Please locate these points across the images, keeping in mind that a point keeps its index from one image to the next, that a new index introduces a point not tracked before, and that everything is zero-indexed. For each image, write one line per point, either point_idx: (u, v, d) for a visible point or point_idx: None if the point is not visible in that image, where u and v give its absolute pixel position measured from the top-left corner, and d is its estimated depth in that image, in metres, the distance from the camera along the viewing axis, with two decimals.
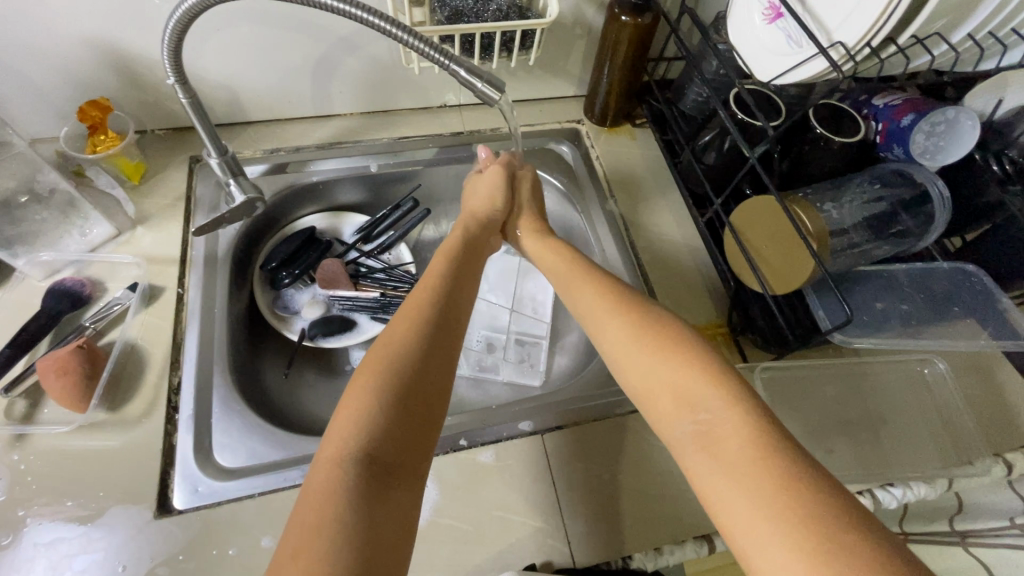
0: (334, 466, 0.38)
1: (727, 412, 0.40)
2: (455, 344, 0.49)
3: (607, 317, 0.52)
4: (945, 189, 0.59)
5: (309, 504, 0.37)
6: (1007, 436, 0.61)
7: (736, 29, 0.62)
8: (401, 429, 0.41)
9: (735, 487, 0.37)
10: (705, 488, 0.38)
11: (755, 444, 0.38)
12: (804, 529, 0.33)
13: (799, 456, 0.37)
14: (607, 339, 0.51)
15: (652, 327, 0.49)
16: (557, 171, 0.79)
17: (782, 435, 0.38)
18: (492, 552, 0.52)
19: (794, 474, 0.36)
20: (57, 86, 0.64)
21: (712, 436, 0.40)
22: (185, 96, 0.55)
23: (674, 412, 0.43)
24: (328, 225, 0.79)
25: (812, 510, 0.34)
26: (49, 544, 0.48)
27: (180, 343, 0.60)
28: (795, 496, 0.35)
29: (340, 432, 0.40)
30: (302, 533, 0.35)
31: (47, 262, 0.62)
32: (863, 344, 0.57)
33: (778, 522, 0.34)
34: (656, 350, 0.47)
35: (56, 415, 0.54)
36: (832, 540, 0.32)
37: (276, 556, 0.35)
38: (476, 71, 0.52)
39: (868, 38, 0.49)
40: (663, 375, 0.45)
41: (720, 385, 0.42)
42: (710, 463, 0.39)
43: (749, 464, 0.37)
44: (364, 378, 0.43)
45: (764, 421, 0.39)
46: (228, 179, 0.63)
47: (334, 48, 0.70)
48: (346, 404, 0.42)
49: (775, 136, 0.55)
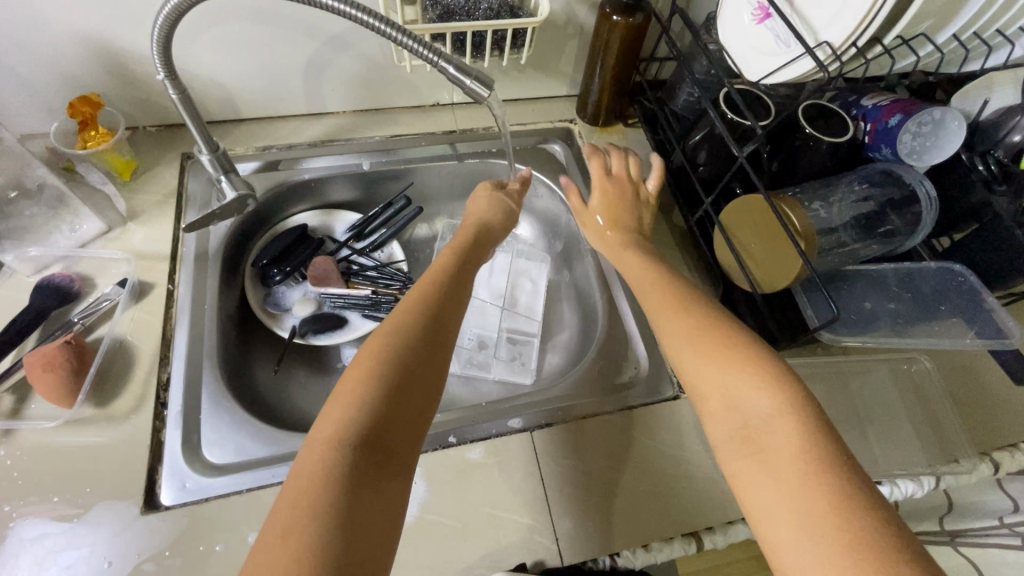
0: (330, 449, 0.38)
1: (780, 420, 0.40)
2: (451, 341, 0.49)
3: (663, 312, 0.51)
4: (933, 190, 0.59)
5: (300, 484, 0.37)
6: (992, 434, 0.61)
7: (726, 29, 0.63)
8: (399, 423, 0.41)
9: (774, 495, 0.37)
10: (751, 495, 0.39)
11: (807, 459, 0.37)
12: (853, 548, 0.33)
13: (854, 476, 0.36)
14: (663, 328, 0.50)
15: (704, 322, 0.48)
16: (549, 171, 0.80)
17: (837, 453, 0.38)
18: (480, 549, 0.52)
19: (844, 492, 0.35)
20: (48, 81, 0.64)
21: (762, 442, 0.40)
22: (175, 92, 0.55)
23: (721, 414, 0.43)
24: (320, 223, 0.79)
25: (865, 532, 0.33)
26: (34, 540, 0.47)
27: (170, 339, 0.60)
28: (845, 516, 0.34)
29: (338, 414, 0.40)
30: (293, 517, 0.35)
31: (35, 257, 0.61)
32: (851, 342, 0.59)
33: (822, 540, 0.34)
34: (713, 345, 0.46)
35: (43, 410, 0.54)
36: (881, 564, 0.32)
37: (263, 536, 0.35)
38: (465, 69, 0.52)
39: (854, 38, 0.49)
40: (714, 371, 0.44)
41: (773, 391, 0.41)
42: (758, 472, 0.39)
43: (798, 478, 0.37)
44: (365, 363, 0.43)
45: (819, 433, 0.39)
46: (219, 175, 0.63)
47: (326, 46, 0.70)
48: (342, 386, 0.42)
49: (763, 136, 0.56)
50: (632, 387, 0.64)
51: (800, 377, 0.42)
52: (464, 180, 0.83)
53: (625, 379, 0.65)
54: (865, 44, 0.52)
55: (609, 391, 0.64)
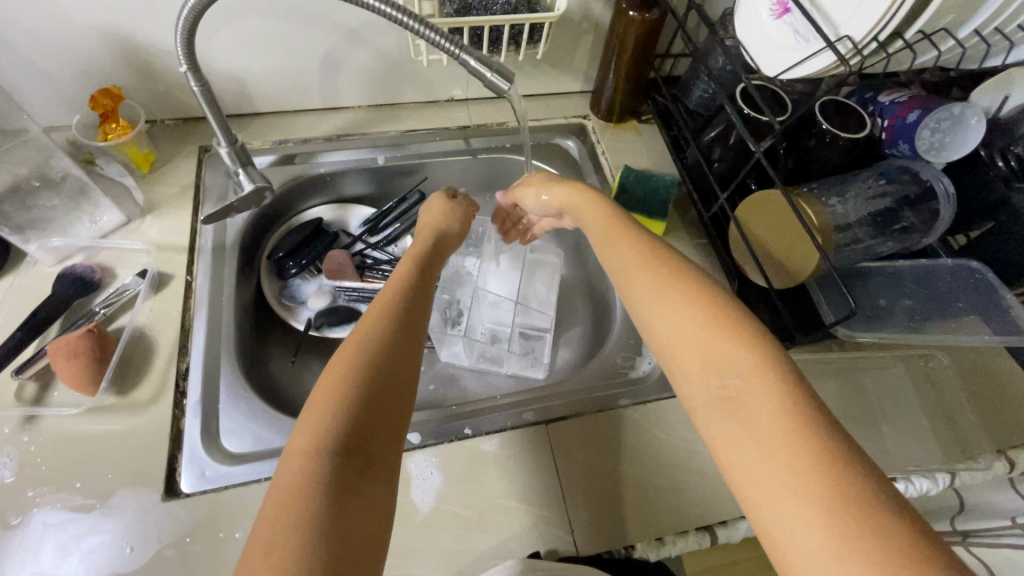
0: (309, 460, 0.37)
1: (758, 377, 0.39)
2: (422, 333, 0.49)
3: (639, 269, 0.50)
4: (950, 186, 0.61)
5: (280, 499, 0.35)
6: (1008, 433, 0.61)
7: (744, 25, 0.63)
8: (382, 426, 0.41)
9: (757, 462, 0.36)
10: (732, 464, 0.37)
11: (789, 415, 0.36)
12: (840, 512, 0.32)
13: (833, 429, 0.35)
14: (636, 291, 0.50)
15: (678, 282, 0.47)
16: (561, 166, 0.80)
17: (816, 408, 0.37)
18: (495, 540, 0.53)
19: (827, 449, 0.34)
20: (70, 74, 0.65)
21: (742, 405, 0.38)
22: (196, 85, 0.55)
23: (697, 374, 0.42)
24: (334, 217, 0.80)
25: (854, 494, 0.32)
26: (58, 525, 0.48)
27: (188, 330, 0.60)
28: (831, 473, 0.33)
29: (314, 425, 0.39)
30: (276, 528, 0.34)
31: (58, 248, 0.62)
32: (866, 338, 0.58)
33: (810, 499, 0.33)
34: (689, 303, 0.45)
35: (66, 398, 0.55)
36: (872, 525, 0.31)
37: (247, 550, 0.34)
38: (485, 62, 0.52)
39: (875, 32, 0.49)
40: (692, 332, 0.43)
41: (750, 348, 0.41)
42: (739, 437, 0.37)
43: (781, 436, 0.35)
44: (341, 367, 0.42)
45: (794, 392, 0.38)
46: (236, 168, 0.63)
47: (343, 40, 0.71)
48: (317, 399, 0.41)
49: (781, 131, 0.56)
50: (646, 382, 0.64)
51: (773, 336, 0.42)
52: (478, 176, 0.83)
53: (639, 374, 0.66)
54: (885, 39, 0.52)
55: (622, 385, 0.64)
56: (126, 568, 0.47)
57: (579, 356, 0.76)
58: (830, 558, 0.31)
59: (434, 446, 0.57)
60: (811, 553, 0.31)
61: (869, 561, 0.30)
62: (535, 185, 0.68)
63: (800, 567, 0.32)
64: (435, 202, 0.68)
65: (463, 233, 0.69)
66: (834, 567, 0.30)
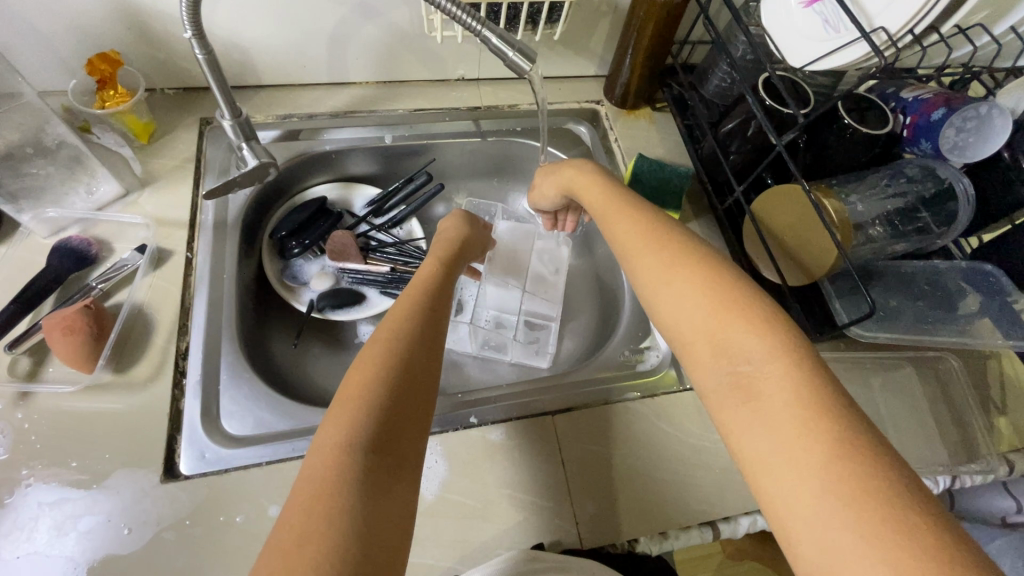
0: (342, 454, 0.36)
1: (773, 364, 0.38)
2: (433, 319, 0.48)
3: (646, 252, 0.49)
4: (969, 187, 0.59)
5: (309, 493, 0.34)
6: (1012, 436, 0.62)
7: (770, 13, 0.60)
8: (404, 411, 0.40)
9: (772, 454, 0.35)
10: (749, 456, 0.36)
11: (805, 404, 0.35)
12: (858, 502, 0.31)
13: (853, 418, 0.35)
14: (642, 276, 0.48)
15: (684, 264, 0.46)
16: (573, 153, 0.78)
17: (835, 396, 0.36)
18: (498, 530, 0.52)
19: (845, 437, 0.33)
20: (67, 36, 0.62)
21: (755, 392, 0.37)
22: (201, 53, 0.52)
23: (709, 361, 0.41)
24: (339, 196, 0.78)
25: (874, 484, 0.31)
26: (53, 504, 0.47)
27: (189, 308, 0.58)
28: (850, 462, 0.32)
29: (344, 419, 0.38)
30: (306, 522, 0.33)
31: (54, 219, 0.60)
32: (880, 338, 0.57)
33: (826, 493, 0.32)
34: (697, 288, 0.44)
35: (60, 373, 0.53)
36: (894, 516, 0.30)
37: (270, 545, 0.33)
38: (508, 39, 0.50)
39: (912, 24, 0.48)
40: (701, 318, 0.43)
41: (763, 333, 0.40)
42: (755, 429, 0.36)
43: (797, 426, 0.35)
44: (363, 362, 0.42)
45: (810, 378, 0.37)
46: (241, 142, 0.61)
47: (354, 12, 0.68)
48: (346, 392, 0.40)
49: (805, 124, 0.54)
50: (654, 375, 0.64)
51: (788, 319, 0.41)
52: (486, 159, 0.82)
53: (648, 367, 0.65)
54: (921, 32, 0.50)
55: (631, 377, 0.63)
56: (125, 550, 0.46)
57: (584, 347, 0.75)
58: (846, 554, 0.30)
59: (439, 434, 0.56)
60: (828, 548, 0.31)
61: (893, 554, 0.29)
62: (539, 184, 0.69)
63: (816, 562, 0.31)
64: (451, 222, 0.65)
65: (484, 241, 0.67)
66: (854, 562, 0.30)
